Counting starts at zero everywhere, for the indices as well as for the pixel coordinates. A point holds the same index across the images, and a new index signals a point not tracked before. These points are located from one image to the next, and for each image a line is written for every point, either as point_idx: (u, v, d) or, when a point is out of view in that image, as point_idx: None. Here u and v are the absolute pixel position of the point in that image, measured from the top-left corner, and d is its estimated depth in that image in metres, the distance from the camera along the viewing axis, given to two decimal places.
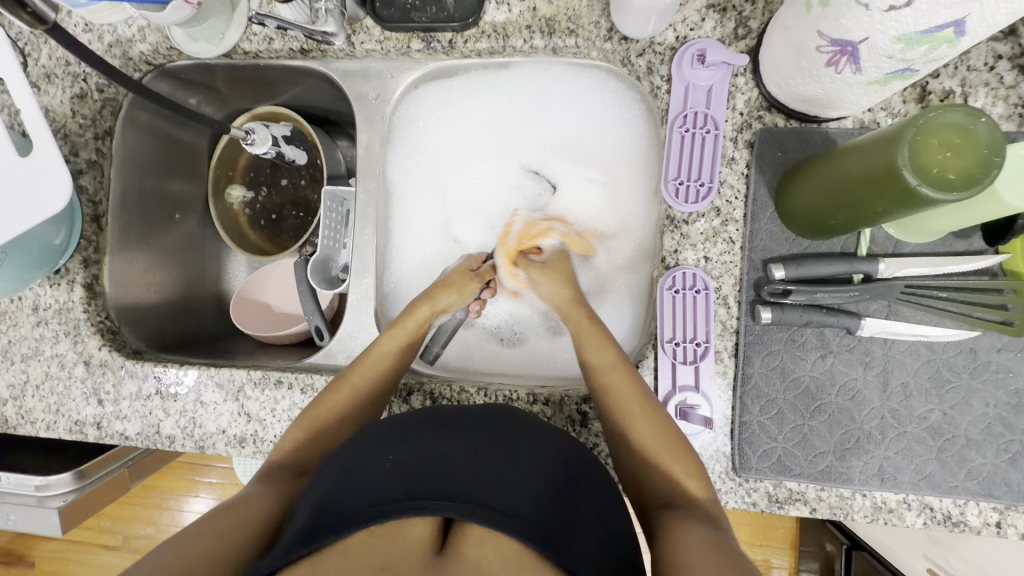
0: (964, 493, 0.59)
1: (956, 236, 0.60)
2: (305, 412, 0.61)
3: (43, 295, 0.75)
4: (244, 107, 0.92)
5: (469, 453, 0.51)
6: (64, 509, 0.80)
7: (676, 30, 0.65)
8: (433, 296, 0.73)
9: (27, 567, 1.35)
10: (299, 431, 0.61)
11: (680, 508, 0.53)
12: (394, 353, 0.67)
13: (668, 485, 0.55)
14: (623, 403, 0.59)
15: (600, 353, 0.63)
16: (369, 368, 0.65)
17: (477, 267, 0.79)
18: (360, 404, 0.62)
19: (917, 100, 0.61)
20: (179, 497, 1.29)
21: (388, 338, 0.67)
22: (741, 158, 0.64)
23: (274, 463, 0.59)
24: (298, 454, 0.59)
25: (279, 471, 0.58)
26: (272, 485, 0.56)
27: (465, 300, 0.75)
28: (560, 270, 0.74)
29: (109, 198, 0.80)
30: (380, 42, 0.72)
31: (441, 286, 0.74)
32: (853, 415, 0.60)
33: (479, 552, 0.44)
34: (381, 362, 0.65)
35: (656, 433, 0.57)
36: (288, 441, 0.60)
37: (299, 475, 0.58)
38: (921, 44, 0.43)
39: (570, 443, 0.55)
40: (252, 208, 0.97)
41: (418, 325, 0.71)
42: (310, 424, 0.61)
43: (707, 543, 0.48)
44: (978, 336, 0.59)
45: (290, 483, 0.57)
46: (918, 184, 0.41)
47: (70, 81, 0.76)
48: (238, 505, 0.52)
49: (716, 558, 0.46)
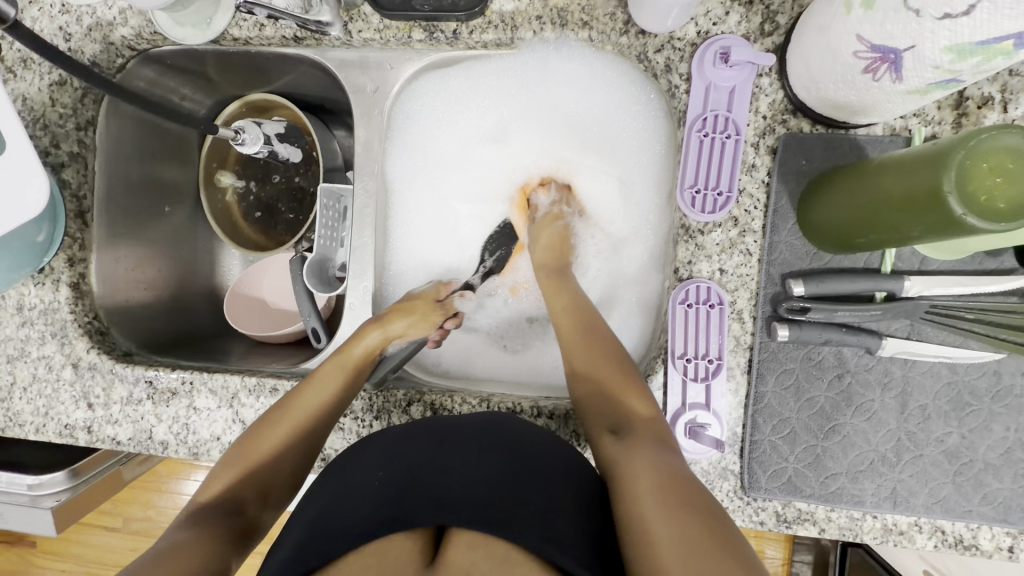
0: (977, 518, 0.57)
1: (987, 253, 0.57)
2: (233, 452, 0.58)
3: (27, 295, 0.72)
4: (236, 94, 0.87)
5: (457, 455, 0.48)
6: (57, 509, 0.78)
7: (698, 24, 0.61)
8: (386, 321, 0.69)
9: (29, 547, 1.32)
10: (229, 471, 0.57)
11: (630, 433, 0.52)
12: (340, 380, 0.64)
13: (621, 417, 0.54)
14: (590, 368, 0.59)
15: (561, 317, 0.66)
16: (313, 392, 0.62)
17: (442, 295, 0.76)
18: (302, 434, 0.60)
19: (953, 106, 0.57)
20: (179, 480, 1.25)
21: (333, 364, 0.64)
22: (762, 164, 0.60)
23: (202, 505, 0.54)
24: (230, 492, 0.55)
25: (209, 512, 0.53)
26: (199, 529, 0.51)
27: (423, 330, 0.72)
28: (548, 233, 0.74)
29: (94, 193, 0.76)
30: (379, 31, 0.67)
31: (399, 311, 0.71)
32: (869, 437, 0.58)
33: (470, 559, 0.40)
34: (325, 388, 0.63)
35: (611, 380, 0.57)
36: (218, 482, 0.56)
37: (229, 515, 0.53)
38: (974, 56, 0.39)
39: (556, 445, 0.52)
40: (245, 201, 0.92)
41: (367, 351, 0.68)
42: (239, 462, 0.57)
43: (655, 472, 0.47)
44: (1003, 358, 0.57)
45: (219, 525, 0.52)
46: (965, 212, 0.41)
47: (48, 68, 0.72)
48: (178, 551, 0.48)
49: (666, 504, 0.44)
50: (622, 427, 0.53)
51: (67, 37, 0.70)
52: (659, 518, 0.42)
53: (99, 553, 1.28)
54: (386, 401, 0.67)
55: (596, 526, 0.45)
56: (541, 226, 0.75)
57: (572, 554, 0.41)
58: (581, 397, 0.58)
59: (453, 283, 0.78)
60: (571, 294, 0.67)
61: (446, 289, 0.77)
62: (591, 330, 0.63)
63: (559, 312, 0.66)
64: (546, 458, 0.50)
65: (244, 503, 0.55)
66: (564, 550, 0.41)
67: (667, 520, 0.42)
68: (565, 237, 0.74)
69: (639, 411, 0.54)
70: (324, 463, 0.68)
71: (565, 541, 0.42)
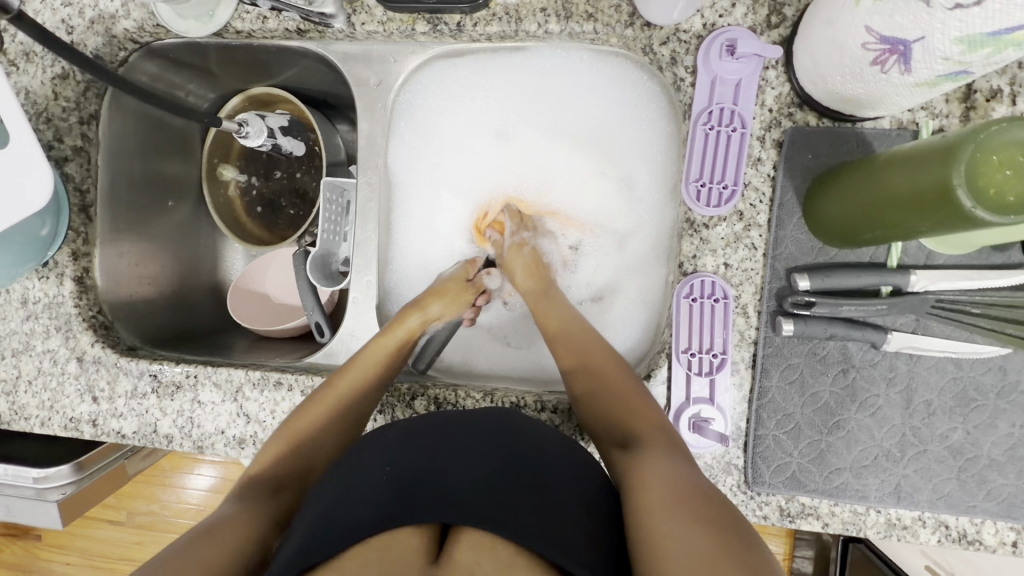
0: (982, 513, 0.57)
1: (993, 248, 0.57)
2: (281, 426, 0.60)
3: (32, 288, 0.72)
4: (239, 88, 0.87)
5: (460, 453, 0.48)
6: (62, 502, 0.78)
7: (704, 16, 0.60)
8: (423, 304, 0.71)
9: (34, 541, 1.32)
10: (277, 444, 0.59)
11: (638, 448, 0.53)
12: (378, 362, 0.65)
13: (620, 430, 0.55)
14: (592, 379, 0.60)
15: (562, 331, 0.66)
16: (355, 374, 0.63)
17: (471, 276, 0.77)
18: (346, 414, 0.61)
19: (961, 99, 0.56)
20: (183, 474, 1.26)
21: (373, 345, 0.65)
22: (768, 158, 0.60)
23: (251, 478, 0.56)
24: (276, 468, 0.57)
25: (256, 488, 0.55)
26: (250, 503, 0.53)
27: (456, 311, 0.73)
28: (522, 261, 0.74)
29: (97, 187, 0.76)
30: (383, 24, 0.66)
31: (434, 295, 0.72)
32: (873, 432, 0.58)
33: (474, 559, 0.40)
34: (364, 370, 0.63)
35: (614, 392, 0.57)
36: (267, 455, 0.58)
37: (276, 491, 0.55)
38: (984, 47, 0.39)
39: (559, 445, 0.52)
40: (248, 196, 0.92)
41: (406, 332, 0.69)
42: (285, 436, 0.59)
43: (661, 481, 0.47)
44: (1009, 353, 0.57)
45: (268, 501, 0.54)
46: (974, 206, 0.40)
47: (51, 61, 0.71)
48: (224, 527, 0.50)
49: (673, 509, 0.44)
50: (629, 441, 0.54)
51: (70, 30, 0.70)
52: (667, 524, 0.43)
53: (104, 547, 1.29)
54: (390, 395, 0.67)
55: (602, 530, 0.45)
56: (510, 253, 0.75)
57: (575, 556, 0.41)
58: (580, 393, 0.60)
59: (478, 262, 0.79)
60: (562, 315, 0.67)
61: (473, 269, 0.77)
62: (595, 341, 0.64)
63: (553, 333, 0.66)
64: (548, 457, 0.49)
65: (289, 479, 0.57)
66: (567, 553, 0.41)
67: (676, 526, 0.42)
68: (539, 261, 0.74)
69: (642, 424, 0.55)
70: None
71: (569, 545, 0.41)
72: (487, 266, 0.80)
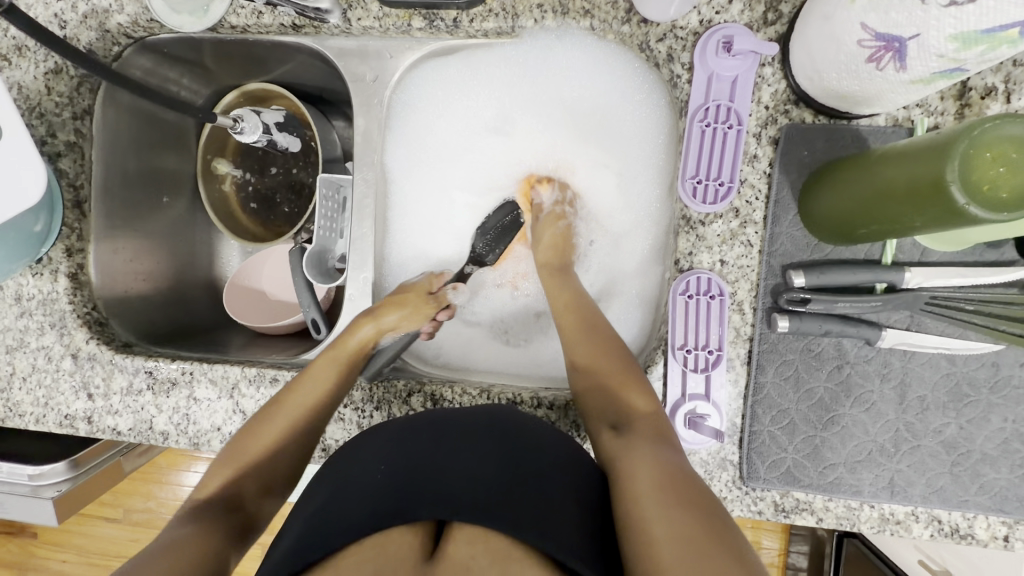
0: (974, 507, 0.58)
1: (987, 245, 0.57)
2: (229, 449, 0.59)
3: (26, 285, 0.72)
4: (234, 84, 0.86)
5: (455, 449, 0.49)
6: (58, 499, 0.78)
7: (701, 13, 0.60)
8: (376, 314, 0.69)
9: (30, 538, 1.32)
10: (226, 467, 0.57)
11: (630, 432, 0.53)
12: (332, 375, 0.64)
13: (618, 414, 0.55)
14: (592, 371, 0.59)
15: (563, 321, 0.65)
16: (306, 388, 0.62)
17: (435, 288, 0.76)
18: (299, 431, 0.60)
19: (956, 96, 0.57)
20: (179, 471, 1.25)
21: (324, 360, 0.65)
22: (764, 155, 0.60)
23: (200, 501, 0.55)
24: (228, 488, 0.56)
25: (209, 507, 0.54)
26: (202, 523, 0.52)
27: (415, 322, 0.72)
28: (551, 232, 0.73)
29: (91, 183, 0.75)
30: (378, 19, 0.66)
31: (390, 305, 0.70)
32: (867, 428, 0.58)
33: (470, 553, 0.40)
34: (318, 383, 0.63)
35: (611, 378, 0.57)
36: (216, 478, 0.57)
37: (227, 510, 0.54)
38: (979, 44, 0.39)
39: (554, 437, 0.52)
40: (244, 192, 0.92)
41: (360, 343, 0.68)
42: (233, 459, 0.58)
43: (654, 470, 0.47)
44: (1002, 349, 0.57)
45: (219, 520, 0.53)
46: (967, 203, 0.41)
47: (44, 56, 0.71)
48: (176, 547, 0.48)
49: (666, 501, 0.44)
50: (622, 424, 0.54)
51: (63, 24, 0.70)
52: (658, 518, 0.43)
53: (100, 544, 1.29)
54: (387, 391, 0.67)
55: (597, 523, 0.45)
56: (545, 222, 0.74)
57: (572, 552, 0.41)
58: (582, 389, 0.59)
59: (445, 274, 0.78)
60: (572, 293, 0.67)
61: (438, 281, 0.76)
62: (590, 327, 0.63)
63: (563, 314, 0.66)
64: (539, 455, 0.49)
65: (243, 498, 0.56)
66: (564, 548, 0.41)
67: (667, 521, 0.42)
68: (568, 236, 0.74)
69: (640, 409, 0.55)
70: (324, 453, 0.69)
71: (565, 540, 0.41)
72: (457, 280, 0.78)
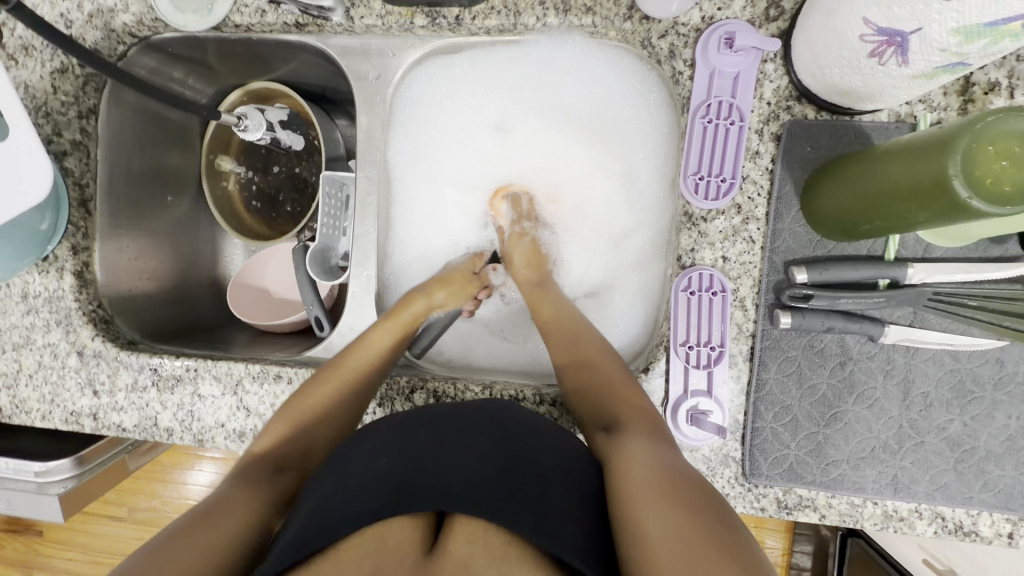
0: (978, 504, 0.58)
1: (991, 241, 0.57)
2: (284, 408, 0.59)
3: (32, 282, 0.72)
4: (237, 83, 0.87)
5: (450, 446, 0.48)
6: (63, 496, 0.79)
7: (703, 9, 0.60)
8: (429, 291, 0.72)
9: (36, 536, 1.33)
10: (280, 427, 0.58)
11: (621, 432, 0.52)
12: (386, 344, 0.65)
13: (610, 417, 0.54)
14: (580, 377, 0.59)
15: (553, 327, 0.66)
16: (360, 357, 0.63)
17: (477, 269, 0.78)
18: (348, 400, 0.60)
19: (959, 92, 0.57)
20: (184, 469, 1.26)
21: (385, 328, 0.66)
22: (766, 151, 0.60)
23: (254, 459, 0.55)
24: (282, 448, 0.56)
25: (260, 467, 0.54)
26: (253, 483, 0.52)
27: (459, 301, 0.74)
28: (522, 252, 0.75)
29: (96, 181, 0.76)
30: (381, 17, 0.67)
31: (440, 283, 0.73)
32: (870, 424, 0.58)
33: (468, 551, 0.40)
34: (373, 351, 0.64)
35: (603, 382, 0.58)
36: (269, 437, 0.57)
37: (278, 471, 0.55)
38: (982, 38, 0.39)
39: (548, 436, 0.52)
40: (248, 191, 0.92)
41: (414, 316, 0.69)
42: (288, 418, 0.58)
43: (649, 469, 0.47)
44: (1006, 346, 0.57)
45: (269, 480, 0.54)
46: (970, 197, 0.40)
47: (50, 55, 0.71)
48: (225, 507, 0.49)
49: (664, 499, 0.43)
50: (613, 425, 0.54)
51: (68, 24, 0.70)
52: (654, 517, 0.42)
53: (106, 542, 1.29)
54: (389, 388, 0.67)
55: (595, 522, 0.45)
56: (511, 241, 0.75)
57: (573, 549, 0.41)
58: (570, 395, 0.59)
59: (484, 256, 0.80)
60: (554, 306, 0.68)
61: (479, 262, 0.79)
62: (581, 331, 0.64)
63: (548, 327, 0.66)
64: (541, 450, 0.49)
65: (293, 459, 0.56)
66: (562, 543, 0.40)
67: (664, 520, 0.41)
68: (539, 252, 0.75)
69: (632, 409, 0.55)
70: None
71: (560, 535, 0.41)
72: (493, 262, 0.81)
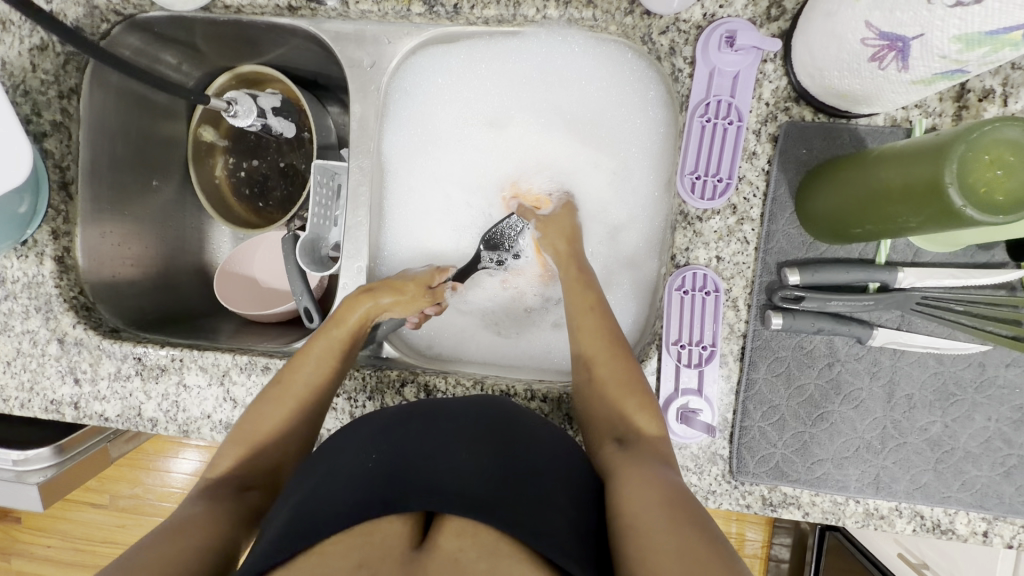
0: (955, 503, 0.59)
1: (978, 247, 0.58)
2: (236, 431, 0.58)
3: (10, 268, 0.70)
4: (226, 65, 0.84)
5: (442, 445, 0.48)
6: (44, 485, 0.78)
7: (704, 6, 0.60)
8: (378, 293, 0.68)
9: (13, 523, 1.30)
10: (234, 450, 0.57)
11: (636, 447, 0.54)
12: (338, 355, 0.64)
13: (627, 429, 0.56)
14: (598, 365, 0.60)
15: (580, 330, 0.64)
16: (312, 369, 0.62)
17: (435, 282, 0.73)
18: (307, 413, 0.60)
19: (953, 98, 0.57)
20: (166, 458, 1.24)
21: (327, 338, 0.64)
22: (762, 152, 0.60)
23: (210, 483, 0.55)
24: (240, 468, 0.56)
25: (220, 488, 0.54)
26: (217, 503, 0.52)
27: (410, 309, 0.71)
28: (564, 225, 0.72)
29: (79, 163, 0.74)
30: (377, 4, 0.65)
31: (392, 288, 0.69)
32: (855, 424, 0.59)
33: (458, 546, 0.39)
34: (323, 364, 0.63)
35: (612, 381, 0.59)
36: (226, 459, 0.57)
37: (240, 491, 0.54)
38: (983, 46, 0.39)
39: (539, 439, 0.51)
40: (236, 176, 0.90)
41: (361, 319, 0.67)
42: (244, 440, 0.58)
43: (661, 485, 0.48)
44: (988, 350, 0.58)
45: (232, 499, 0.53)
46: (964, 205, 0.41)
47: (28, 30, 0.68)
48: (192, 526, 0.49)
49: (665, 515, 0.45)
50: (627, 437, 0.56)
51: None
52: (660, 531, 0.43)
53: (86, 529, 1.28)
54: (380, 381, 0.67)
55: (587, 523, 0.45)
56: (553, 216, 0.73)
57: (569, 553, 0.41)
58: (581, 383, 0.62)
59: (448, 271, 0.74)
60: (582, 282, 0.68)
61: (441, 276, 0.73)
62: (601, 318, 0.64)
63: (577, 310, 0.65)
64: (543, 447, 0.50)
65: (255, 479, 0.56)
66: (559, 547, 0.40)
67: (674, 536, 0.43)
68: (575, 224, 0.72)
69: (646, 428, 0.56)
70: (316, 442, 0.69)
71: (562, 540, 0.41)
72: (457, 278, 0.76)
